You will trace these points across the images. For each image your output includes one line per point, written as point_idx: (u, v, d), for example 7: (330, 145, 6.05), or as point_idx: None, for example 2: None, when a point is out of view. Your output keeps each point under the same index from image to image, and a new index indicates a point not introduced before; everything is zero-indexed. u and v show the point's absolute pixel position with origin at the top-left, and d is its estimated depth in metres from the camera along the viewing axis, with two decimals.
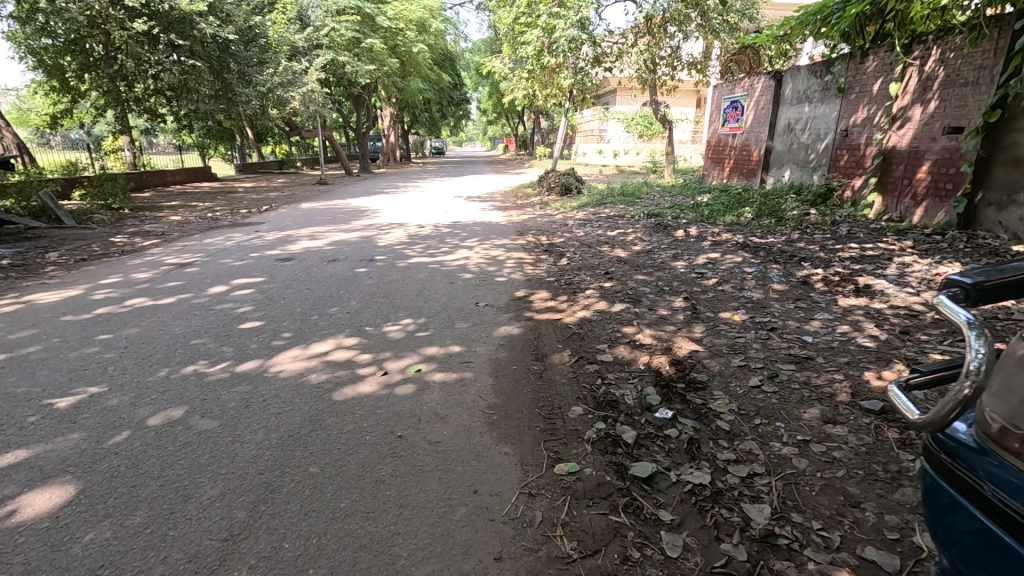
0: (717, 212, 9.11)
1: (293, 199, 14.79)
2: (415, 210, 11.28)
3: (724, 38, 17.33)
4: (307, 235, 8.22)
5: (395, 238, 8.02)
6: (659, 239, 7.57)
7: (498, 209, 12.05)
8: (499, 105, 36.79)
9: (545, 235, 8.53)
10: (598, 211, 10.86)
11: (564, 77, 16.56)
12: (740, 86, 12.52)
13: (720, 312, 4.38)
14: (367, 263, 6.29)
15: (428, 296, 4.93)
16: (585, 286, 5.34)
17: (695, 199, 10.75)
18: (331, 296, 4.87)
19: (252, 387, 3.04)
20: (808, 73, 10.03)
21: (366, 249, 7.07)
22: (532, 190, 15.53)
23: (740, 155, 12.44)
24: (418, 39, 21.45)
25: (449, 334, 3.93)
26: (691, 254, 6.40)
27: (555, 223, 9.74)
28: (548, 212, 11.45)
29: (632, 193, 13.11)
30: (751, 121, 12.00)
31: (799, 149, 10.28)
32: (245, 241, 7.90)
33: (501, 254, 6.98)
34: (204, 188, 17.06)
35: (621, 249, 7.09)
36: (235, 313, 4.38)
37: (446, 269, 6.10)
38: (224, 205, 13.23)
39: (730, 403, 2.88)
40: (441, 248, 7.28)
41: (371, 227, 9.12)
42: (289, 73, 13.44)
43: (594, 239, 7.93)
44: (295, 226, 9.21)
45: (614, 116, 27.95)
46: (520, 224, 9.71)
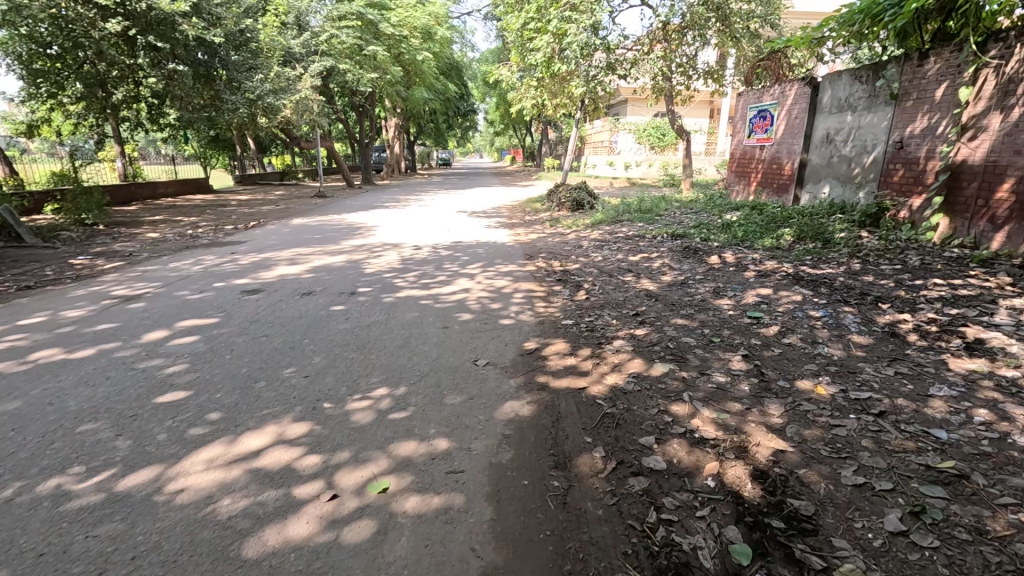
0: (752, 234, 8.07)
1: (287, 213, 13.91)
2: (414, 228, 10.32)
3: (744, 44, 16.41)
4: (288, 259, 7.24)
5: (386, 263, 7.01)
6: (691, 267, 6.50)
7: (505, 226, 11.07)
8: (506, 116, 36.03)
9: (557, 260, 7.48)
10: (614, 231, 9.83)
11: (575, 85, 15.67)
12: (768, 95, 11.51)
13: (797, 380, 3.30)
14: (347, 298, 5.27)
15: (414, 348, 3.88)
16: (611, 333, 4.28)
17: (723, 219, 9.69)
18: (291, 349, 3.83)
19: (125, 526, 2.01)
20: (851, 78, 9.00)
21: (349, 279, 6.06)
22: (541, 205, 14.53)
23: (769, 169, 11.40)
24: (424, 47, 20.72)
25: (436, 416, 2.88)
26: (735, 288, 5.33)
27: (567, 244, 8.71)
28: (559, 231, 10.43)
29: (650, 210, 12.03)
30: (782, 132, 10.97)
31: (840, 162, 9.23)
32: (214, 266, 6.92)
33: (507, 285, 5.95)
34: (196, 201, 16.26)
35: (648, 280, 6.03)
36: (161, 376, 3.38)
37: (442, 306, 5.07)
38: (210, 221, 12.34)
39: (870, 571, 1.81)
40: (437, 277, 6.25)
41: (361, 249, 8.12)
42: (283, 80, 12.60)
43: (615, 266, 6.87)
44: (277, 247, 8.24)
45: (625, 127, 27.06)
46: (529, 244, 8.72)
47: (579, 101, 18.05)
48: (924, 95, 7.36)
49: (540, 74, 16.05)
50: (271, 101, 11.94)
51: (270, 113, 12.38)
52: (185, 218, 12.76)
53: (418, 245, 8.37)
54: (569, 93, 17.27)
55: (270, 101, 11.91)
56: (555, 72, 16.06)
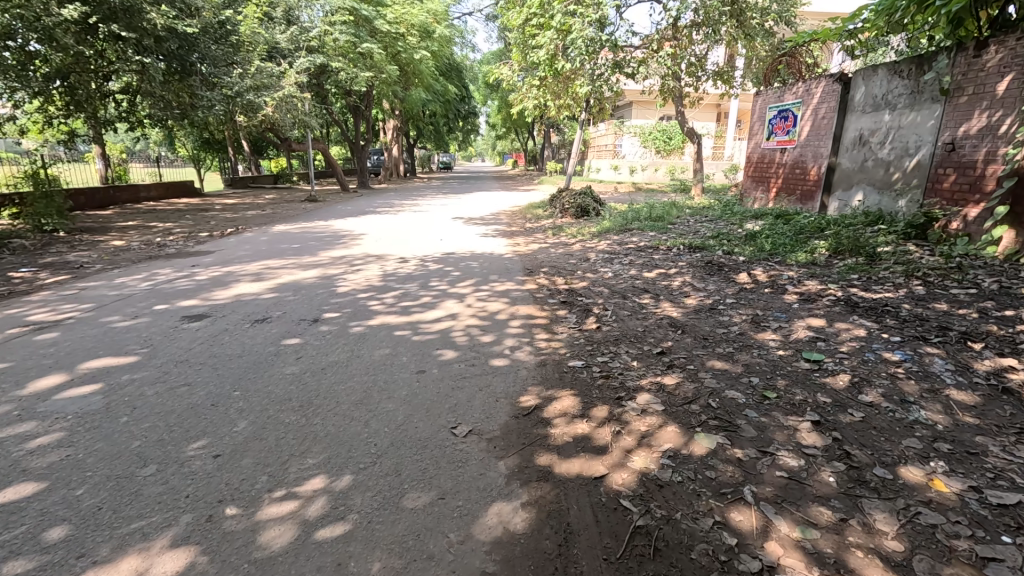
0: (780, 246, 7.15)
1: (271, 220, 13.03)
2: (404, 237, 9.41)
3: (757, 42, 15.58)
4: (252, 275, 6.32)
5: (363, 280, 6.08)
6: (717, 288, 5.56)
7: (503, 235, 10.16)
8: (507, 119, 35.26)
9: (560, 276, 6.55)
10: (623, 242, 8.90)
11: (580, 84, 14.81)
12: (791, 93, 10.60)
13: (900, 467, 2.36)
14: (308, 327, 4.35)
15: (374, 406, 2.95)
16: (632, 381, 3.35)
17: (744, 229, 8.76)
18: (212, 408, 2.90)
19: None
20: (888, 73, 8.10)
21: (316, 301, 5.14)
22: (542, 212, 13.62)
23: (791, 175, 10.47)
24: (421, 46, 19.91)
25: (384, 537, 1.94)
26: (779, 317, 4.39)
27: (571, 257, 7.78)
28: (562, 241, 9.51)
29: (660, 218, 11.09)
30: (806, 133, 10.05)
31: (876, 167, 8.31)
32: (165, 282, 6.00)
33: (502, 310, 5.01)
34: (178, 205, 15.42)
35: (669, 305, 5.09)
36: (16, 454, 2.45)
37: (421, 339, 4.15)
38: (186, 227, 11.48)
39: None
40: (420, 298, 5.32)
41: (339, 262, 7.20)
42: (265, 76, 11.72)
43: (628, 285, 5.93)
44: (245, 259, 7.34)
45: (629, 130, 26.46)
46: (530, 257, 7.82)
47: (584, 102, 17.18)
48: (982, 89, 6.44)
49: (542, 73, 15.21)
50: (252, 98, 11.03)
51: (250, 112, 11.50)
52: (160, 224, 11.91)
53: (404, 257, 7.45)
54: (573, 93, 16.39)
55: (251, 98, 11.00)
56: (557, 70, 15.21)
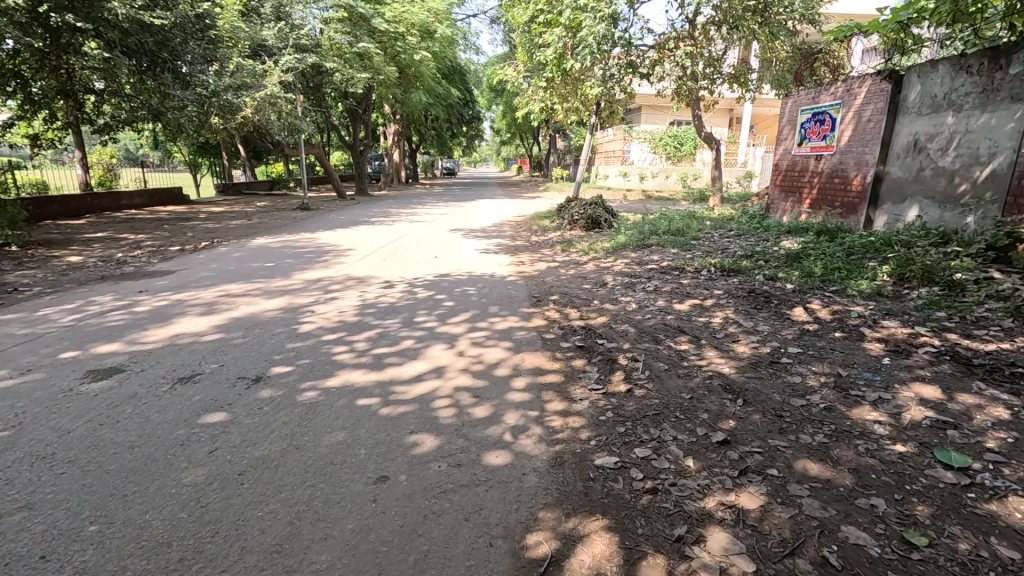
0: (833, 271, 6.06)
1: (254, 231, 12.02)
2: (396, 253, 8.38)
3: (780, 41, 14.56)
4: (203, 306, 5.27)
5: (333, 314, 5.01)
6: (772, 329, 4.46)
7: (507, 251, 9.11)
8: (512, 124, 34.29)
9: (573, 308, 5.46)
10: (642, 261, 7.82)
11: (590, 85, 13.83)
12: (829, 93, 9.50)
13: None
14: (244, 391, 3.28)
15: (296, 562, 1.88)
16: (694, 500, 2.27)
17: (781, 249, 7.68)
18: (38, 566, 1.84)
19: None
20: (952, 69, 7.04)
21: (268, 347, 4.08)
22: (549, 223, 12.57)
23: (828, 185, 9.39)
24: (422, 46, 19.03)
25: None
26: (873, 381, 3.29)
27: (585, 281, 6.70)
28: (572, 258, 8.44)
29: (680, 233, 10.01)
30: (847, 138, 8.97)
31: (936, 176, 7.22)
32: (95, 316, 4.97)
33: (503, 360, 3.93)
34: (160, 213, 14.49)
35: (716, 355, 4.00)
36: None
37: (394, 411, 3.08)
38: (159, 239, 10.50)
39: None
40: (400, 342, 4.25)
41: (312, 287, 6.15)
42: (245, 74, 10.71)
43: (657, 324, 4.84)
44: (205, 283, 6.31)
45: (638, 135, 25.05)
46: (537, 280, 6.77)
47: (593, 105, 16.14)
48: None
49: (549, 74, 14.20)
50: (231, 97, 9.89)
51: (228, 114, 10.41)
52: (132, 235, 10.96)
53: (389, 282, 6.39)
54: (581, 94, 15.33)
55: (229, 97, 9.86)
56: (565, 72, 14.20)
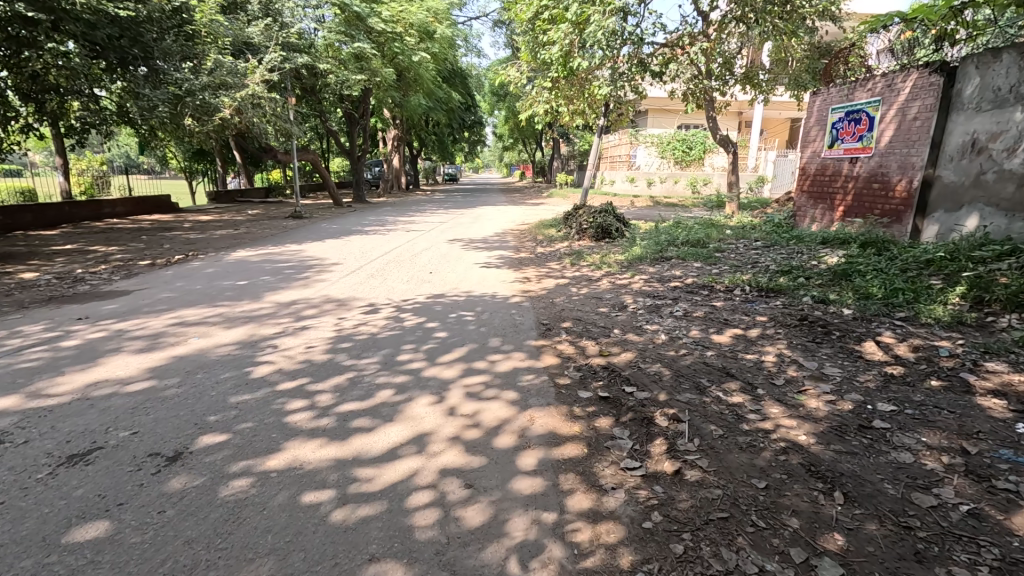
0: (895, 292, 5.15)
1: (239, 242, 11.16)
2: (387, 269, 7.50)
3: (798, 37, 13.75)
4: (145, 340, 4.38)
5: (299, 351, 4.11)
6: (845, 375, 3.53)
7: (512, 265, 8.23)
8: (515, 129, 33.49)
9: (590, 340, 4.54)
10: (663, 279, 6.90)
11: (597, 86, 13.01)
12: (866, 90, 8.60)
13: None
14: (146, 479, 2.38)
15: None
16: None
17: (822, 265, 6.77)
18: None
19: None
20: (1020, 57, 6.15)
21: (204, 402, 3.19)
22: (555, 232, 11.70)
23: (867, 191, 8.48)
24: (420, 46, 18.41)
25: None
26: (1019, 466, 2.38)
27: (601, 303, 5.80)
28: (583, 274, 7.53)
29: (701, 244, 9.09)
30: (887, 139, 8.07)
31: (1001, 181, 6.31)
32: (10, 353, 4.09)
33: (505, 422, 3.01)
34: (143, 223, 13.70)
35: (783, 414, 3.07)
36: None
37: (352, 516, 2.17)
38: (131, 251, 9.66)
39: None
40: (374, 394, 3.34)
41: (282, 312, 5.26)
42: (226, 73, 9.89)
43: (696, 363, 3.92)
44: (161, 307, 5.45)
45: (644, 139, 24.54)
46: (546, 301, 5.87)
47: (601, 107, 15.31)
48: None
49: (554, 74, 13.35)
50: (209, 97, 9.11)
51: (205, 116, 9.50)
52: (103, 247, 10.14)
53: (372, 306, 5.49)
54: (589, 95, 14.49)
55: (206, 96, 9.08)
56: (572, 72, 13.34)
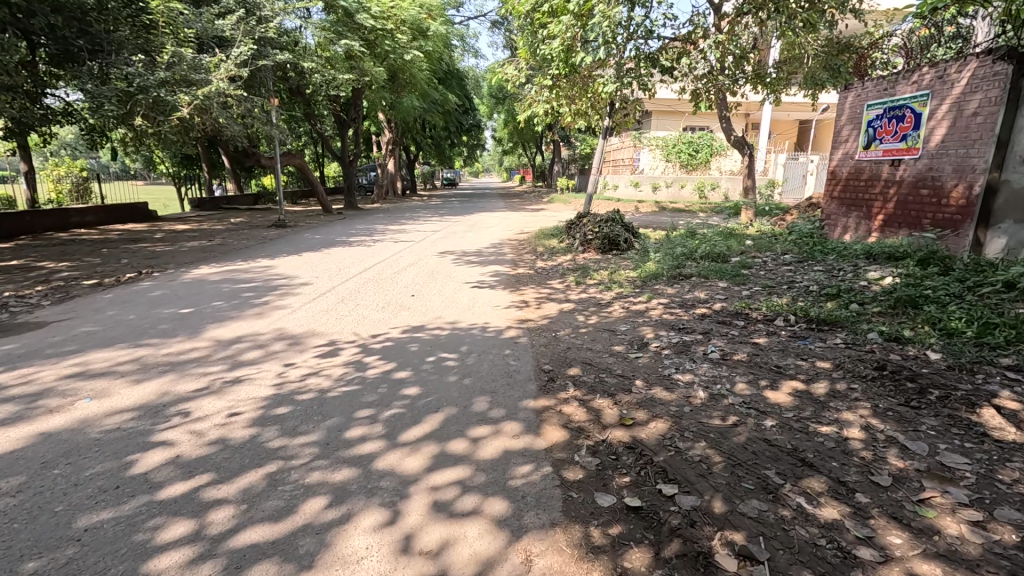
0: (986, 328, 4.09)
1: (208, 255, 10.12)
2: (363, 292, 6.46)
3: (816, 30, 12.81)
4: (20, 402, 3.33)
5: (214, 423, 3.04)
6: (977, 471, 2.49)
7: (508, 284, 7.20)
8: (515, 133, 32.51)
9: (606, 399, 3.48)
10: (686, 304, 5.83)
11: (601, 83, 12.06)
12: (911, 84, 7.54)
13: None
14: None
15: None
16: None
17: (874, 286, 5.71)
18: None
19: None
20: None
21: (34, 527, 2.13)
22: (557, 242, 10.68)
23: (913, 197, 7.43)
24: (413, 45, 17.62)
25: None
26: None
27: (615, 338, 4.73)
28: (590, 296, 6.47)
29: (723, 259, 8.03)
30: (937, 138, 7.06)
31: None
32: None
33: (488, 570, 1.96)
34: (110, 234, 12.69)
35: (915, 551, 2.01)
36: None
37: None
38: (82, 267, 8.64)
39: None
40: (297, 509, 2.27)
41: (217, 355, 4.20)
42: (189, 64, 8.59)
43: (756, 443, 2.85)
44: (72, 348, 4.41)
45: (648, 142, 23.72)
46: (548, 336, 4.82)
47: (605, 107, 14.32)
48: None
49: (555, 71, 12.32)
50: (164, 95, 7.97)
51: (161, 114, 8.32)
52: (53, 262, 9.10)
53: (332, 346, 4.43)
54: (593, 94, 13.49)
55: (161, 94, 7.94)
56: (575, 70, 12.33)
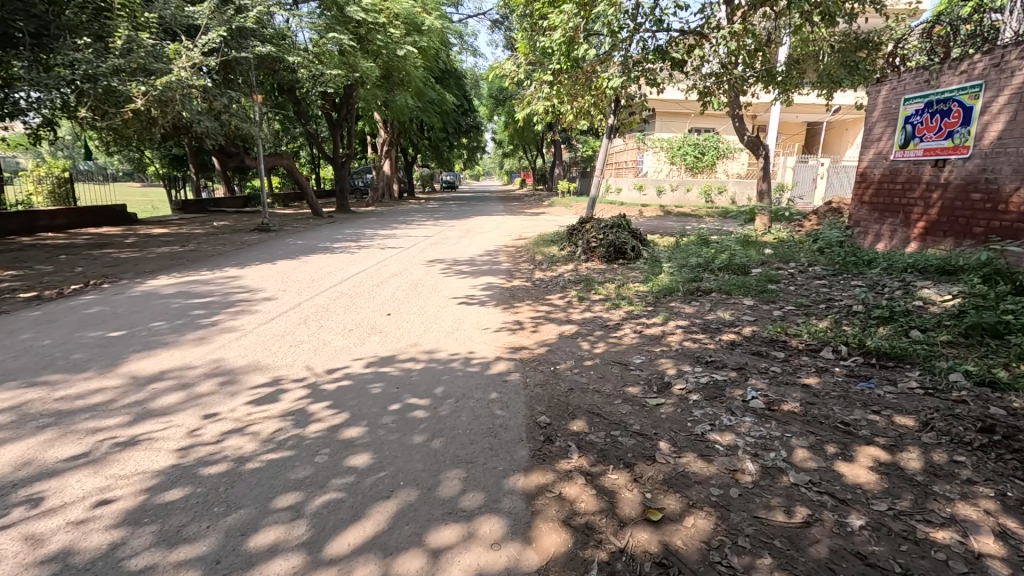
0: None
1: (174, 262, 9.24)
2: (331, 310, 5.57)
3: (836, 22, 11.94)
4: None
5: (67, 520, 2.14)
6: None
7: (501, 300, 6.31)
8: (515, 135, 31.71)
9: (622, 475, 2.57)
10: (710, 328, 4.92)
11: (605, 78, 11.20)
12: (959, 74, 6.66)
13: None
14: None
15: None
16: None
17: (933, 308, 4.81)
18: None
19: None
20: None
21: None
22: (558, 250, 9.79)
23: (961, 203, 6.56)
24: (407, 39, 16.79)
25: None
26: None
27: (627, 376, 3.83)
28: (595, 316, 5.56)
29: (744, 271, 7.12)
30: (993, 135, 6.22)
31: None
32: None
33: None
34: (78, 238, 11.85)
35: None
36: None
37: None
38: (28, 277, 7.76)
39: None
40: None
41: (123, 400, 3.31)
42: (148, 50, 7.76)
43: (848, 564, 1.94)
44: None
45: (652, 144, 22.82)
46: (545, 372, 3.92)
47: (610, 105, 13.45)
48: None
49: (555, 65, 11.47)
50: (116, 85, 7.16)
51: (113, 105, 7.49)
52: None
53: (274, 387, 3.52)
54: (596, 91, 12.64)
55: (112, 84, 7.13)
56: (577, 65, 11.48)
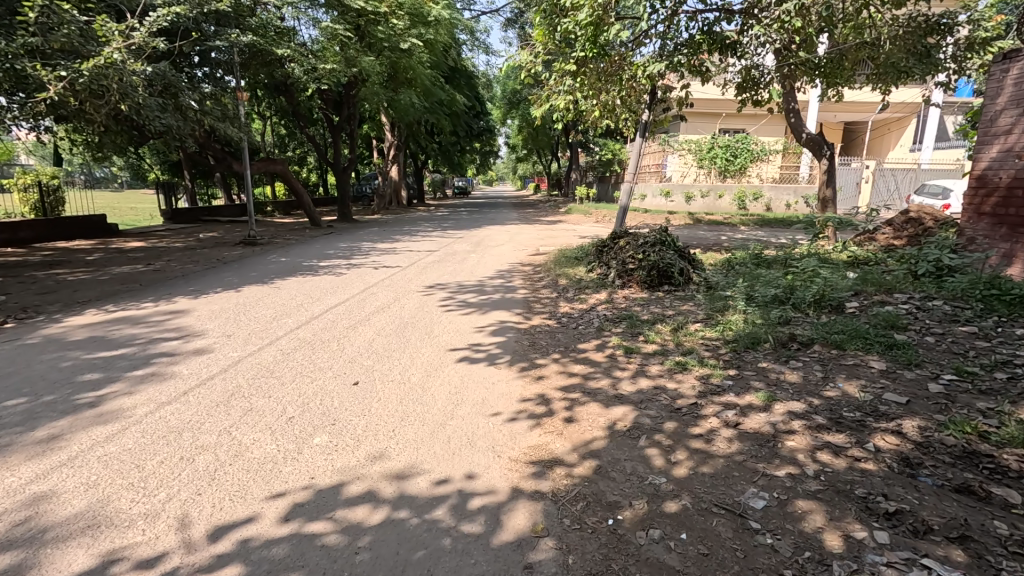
0: None
1: (122, 287, 7.68)
2: (278, 376, 3.92)
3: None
4: None
5: None
6: None
7: (516, 353, 4.60)
8: (530, 137, 30.02)
9: None
10: (844, 420, 3.14)
11: (638, 66, 9.53)
12: None
13: None
14: None
15: None
16: None
17: None
18: None
19: None
20: None
21: None
22: (584, 271, 8.08)
23: None
24: (412, 32, 15.35)
25: None
26: None
27: (753, 551, 2.09)
28: (656, 386, 3.81)
29: (843, 308, 5.31)
30: None
31: None
32: None
33: None
34: (37, 254, 10.45)
35: None
36: None
37: None
38: None
39: None
40: None
41: None
42: (75, 24, 6.15)
43: None
44: None
45: (678, 146, 20.98)
46: (600, 537, 2.19)
47: (639, 99, 11.78)
48: None
49: (580, 54, 9.84)
50: (24, 68, 5.56)
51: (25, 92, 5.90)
52: None
53: None
54: (626, 84, 10.95)
55: (18, 65, 5.53)
56: (605, 53, 9.74)
